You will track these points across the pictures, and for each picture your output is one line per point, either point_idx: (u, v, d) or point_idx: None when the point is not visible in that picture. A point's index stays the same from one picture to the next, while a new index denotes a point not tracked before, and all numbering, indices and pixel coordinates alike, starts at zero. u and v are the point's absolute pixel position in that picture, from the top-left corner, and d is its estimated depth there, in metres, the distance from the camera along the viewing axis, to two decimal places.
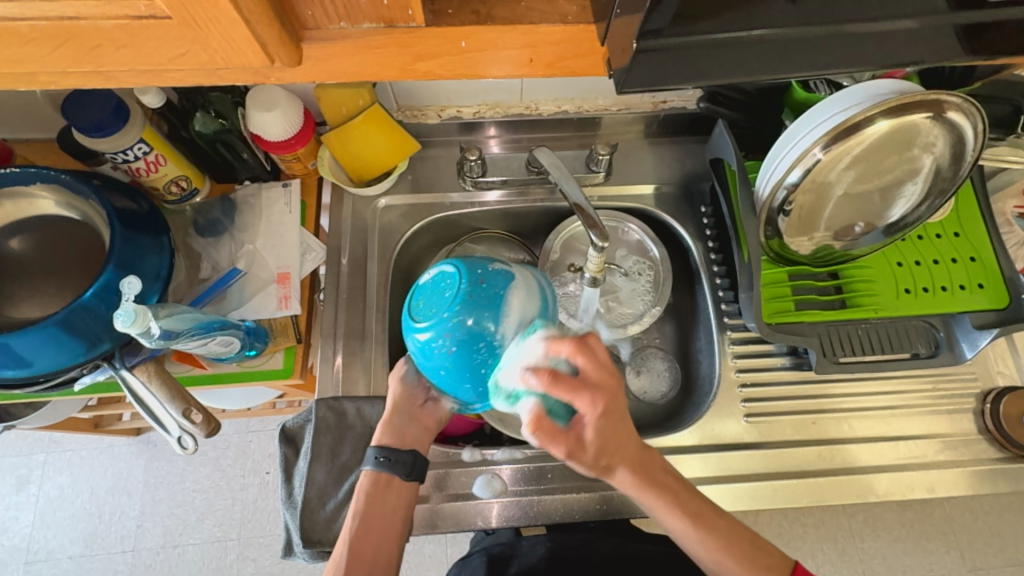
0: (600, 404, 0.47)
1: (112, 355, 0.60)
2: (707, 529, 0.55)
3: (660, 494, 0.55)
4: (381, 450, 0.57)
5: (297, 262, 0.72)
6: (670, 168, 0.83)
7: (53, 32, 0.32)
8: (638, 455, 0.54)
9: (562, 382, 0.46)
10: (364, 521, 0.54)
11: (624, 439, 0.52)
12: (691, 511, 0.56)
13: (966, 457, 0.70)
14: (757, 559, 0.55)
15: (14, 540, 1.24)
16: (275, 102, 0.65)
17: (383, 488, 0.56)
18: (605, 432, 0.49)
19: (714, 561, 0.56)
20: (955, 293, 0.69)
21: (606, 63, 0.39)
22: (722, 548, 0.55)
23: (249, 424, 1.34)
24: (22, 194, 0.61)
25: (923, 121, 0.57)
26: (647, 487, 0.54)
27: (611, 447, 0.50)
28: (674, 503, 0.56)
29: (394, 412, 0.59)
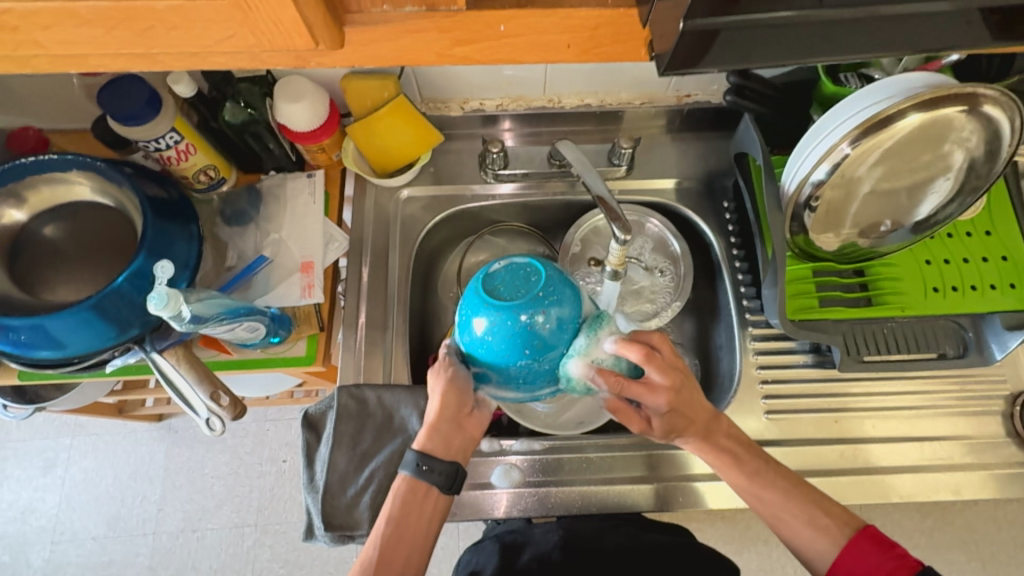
0: (663, 397, 0.53)
1: (143, 339, 0.62)
2: (764, 487, 0.57)
3: (727, 453, 0.58)
4: (423, 459, 0.54)
5: (320, 251, 0.73)
6: (693, 163, 0.82)
7: (108, 13, 0.33)
8: (706, 425, 0.58)
9: (630, 385, 0.51)
10: (395, 527, 0.54)
11: (688, 414, 0.56)
12: (750, 470, 0.57)
13: (992, 460, 0.69)
14: (815, 518, 0.55)
15: (41, 521, 1.28)
16: (303, 94, 0.66)
17: (418, 496, 0.55)
18: (673, 416, 0.56)
19: (770, 517, 0.57)
20: (985, 292, 0.68)
21: (648, 47, 0.39)
22: (782, 504, 0.56)
23: (267, 414, 1.36)
24: (60, 180, 0.62)
25: (957, 115, 0.56)
26: (708, 450, 0.58)
27: (680, 423, 0.57)
28: (736, 461, 0.58)
29: (440, 420, 0.55)
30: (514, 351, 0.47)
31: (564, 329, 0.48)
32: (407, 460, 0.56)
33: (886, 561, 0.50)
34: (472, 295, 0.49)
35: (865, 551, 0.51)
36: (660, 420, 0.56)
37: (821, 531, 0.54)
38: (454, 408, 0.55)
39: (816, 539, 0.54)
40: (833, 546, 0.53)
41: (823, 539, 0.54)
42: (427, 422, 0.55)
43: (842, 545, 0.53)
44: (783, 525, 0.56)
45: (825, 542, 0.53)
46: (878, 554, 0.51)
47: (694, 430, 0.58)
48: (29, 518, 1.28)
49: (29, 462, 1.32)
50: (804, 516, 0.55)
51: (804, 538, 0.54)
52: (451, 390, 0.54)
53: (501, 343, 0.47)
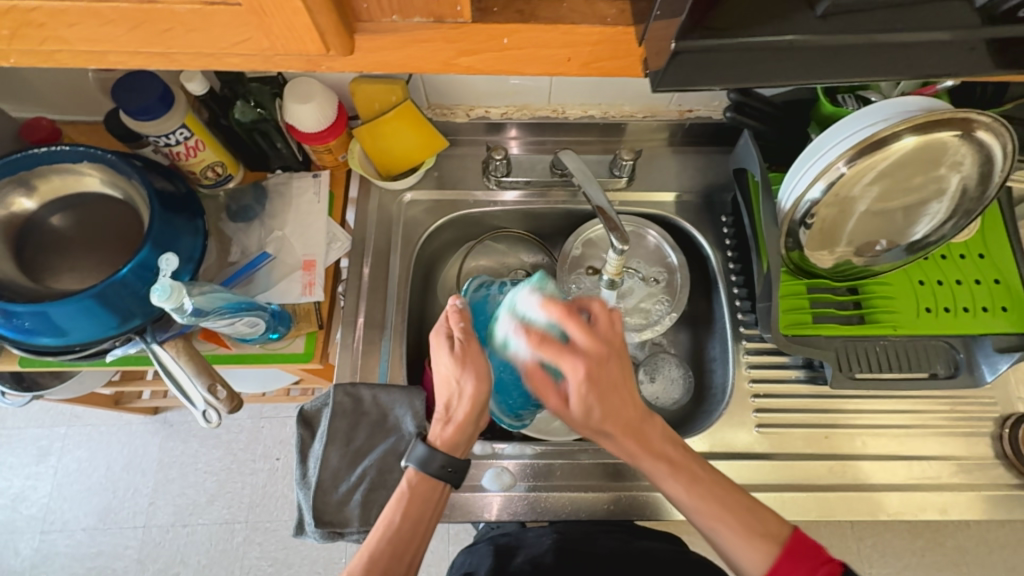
0: (580, 367, 0.53)
1: (144, 330, 0.63)
2: (701, 495, 0.55)
3: (663, 459, 0.56)
4: (449, 460, 0.58)
5: (322, 250, 0.74)
6: (692, 177, 0.83)
7: (133, 14, 0.34)
8: (636, 424, 0.56)
9: (550, 343, 0.54)
10: (411, 522, 0.56)
11: (619, 407, 0.55)
12: (686, 478, 0.56)
13: (981, 481, 0.69)
14: (750, 524, 0.53)
15: (32, 509, 1.28)
16: (311, 95, 0.68)
17: (432, 493, 0.58)
18: (591, 397, 0.53)
19: (708, 524, 0.54)
20: (976, 314, 0.69)
21: (643, 64, 0.40)
22: (716, 513, 0.54)
23: (262, 410, 1.37)
24: (70, 170, 0.64)
25: (951, 139, 0.56)
26: (643, 454, 0.56)
27: (597, 407, 0.54)
28: (674, 468, 0.56)
29: (468, 420, 0.58)
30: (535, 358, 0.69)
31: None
32: (416, 455, 0.58)
33: (818, 564, 0.50)
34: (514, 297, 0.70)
35: (800, 559, 0.50)
36: (580, 400, 0.53)
37: (755, 543, 0.52)
38: (479, 405, 0.58)
39: (749, 549, 0.52)
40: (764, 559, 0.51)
41: (756, 550, 0.52)
42: (455, 421, 0.58)
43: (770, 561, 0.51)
44: (721, 538, 0.53)
45: (758, 555, 0.52)
46: (813, 558, 0.50)
47: (619, 430, 0.56)
48: (20, 507, 1.28)
49: (23, 450, 1.32)
50: (741, 529, 0.53)
51: (740, 549, 0.52)
52: (481, 383, 0.57)
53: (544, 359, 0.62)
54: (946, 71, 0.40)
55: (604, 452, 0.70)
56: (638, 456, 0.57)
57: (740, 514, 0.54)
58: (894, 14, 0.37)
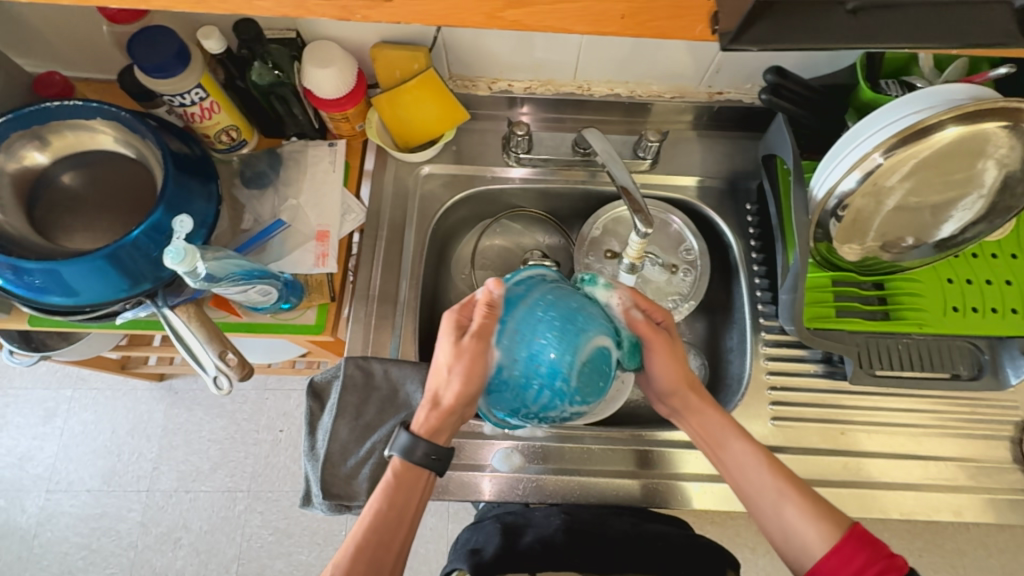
0: (670, 314, 0.61)
1: (155, 294, 0.62)
2: (768, 463, 0.56)
3: (732, 425, 0.59)
4: (431, 447, 0.57)
5: (336, 221, 0.73)
6: (718, 163, 0.81)
7: None
8: (699, 384, 0.60)
9: (642, 296, 0.60)
10: (396, 510, 0.56)
11: (689, 369, 0.60)
12: (752, 444, 0.57)
13: (996, 485, 0.68)
14: (812, 499, 0.54)
15: (38, 469, 1.29)
16: (332, 60, 0.65)
17: (415, 482, 0.57)
18: (676, 346, 0.60)
19: (774, 499, 0.55)
20: (1005, 316, 0.67)
21: (715, 19, 0.36)
22: (783, 485, 0.55)
23: (267, 382, 1.36)
24: (84, 127, 0.62)
25: (997, 130, 0.54)
26: (714, 419, 0.59)
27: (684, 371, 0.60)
28: (740, 433, 0.58)
29: (448, 411, 0.56)
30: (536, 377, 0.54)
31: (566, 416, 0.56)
32: (400, 443, 0.57)
33: (875, 562, 0.49)
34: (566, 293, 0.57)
35: (855, 554, 0.49)
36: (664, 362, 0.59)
37: (817, 521, 0.52)
38: (466, 399, 0.56)
39: (819, 524, 0.52)
40: (830, 533, 0.51)
41: (824, 522, 0.52)
42: (434, 408, 0.56)
43: (833, 539, 0.51)
44: (784, 511, 0.54)
45: (816, 533, 0.52)
46: (869, 555, 0.49)
47: (700, 387, 0.60)
48: (26, 466, 1.29)
49: (29, 410, 1.33)
50: (805, 504, 0.53)
51: (806, 519, 0.53)
52: (470, 380, 0.54)
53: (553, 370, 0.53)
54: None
55: (613, 438, 0.69)
56: (706, 422, 0.59)
57: (807, 489, 0.55)
58: None
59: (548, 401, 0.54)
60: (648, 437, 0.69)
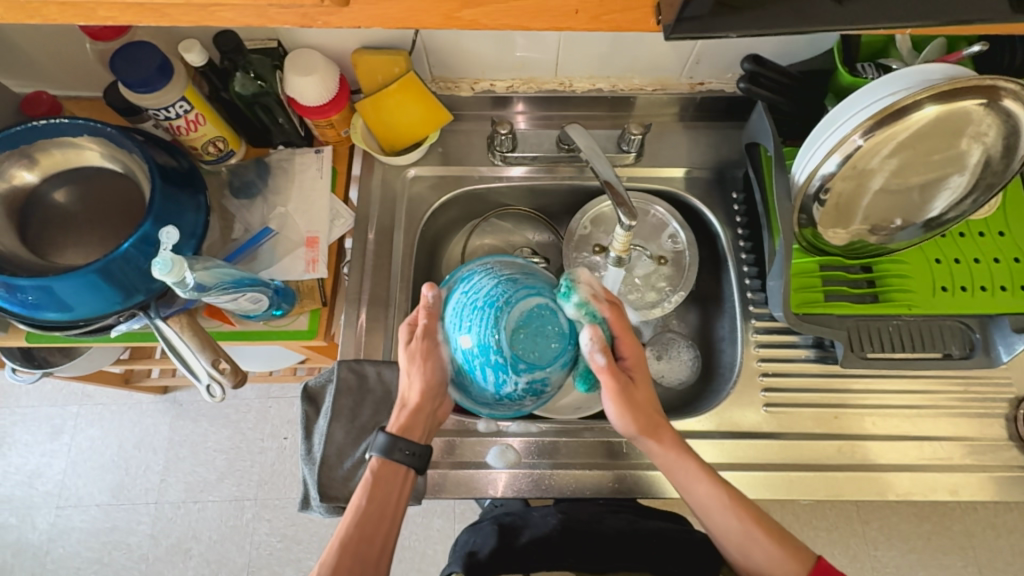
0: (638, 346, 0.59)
1: (147, 306, 0.63)
2: (739, 516, 0.56)
3: (698, 468, 0.58)
4: (407, 445, 0.58)
5: (326, 227, 0.73)
6: (703, 153, 0.81)
7: None
8: (671, 463, 0.58)
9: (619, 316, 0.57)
10: (377, 505, 0.57)
11: (648, 415, 0.58)
12: (716, 498, 0.57)
13: (993, 463, 0.68)
14: (789, 551, 0.56)
15: (48, 485, 1.30)
16: (314, 67, 0.66)
17: (396, 478, 0.59)
18: (640, 395, 0.58)
19: (738, 546, 0.57)
20: (995, 294, 0.67)
21: (657, 12, 0.38)
22: (779, 543, 0.56)
23: (270, 390, 1.38)
24: (70, 144, 0.63)
25: (975, 108, 0.54)
26: (685, 483, 0.58)
27: (649, 424, 0.58)
28: (706, 477, 0.57)
29: (417, 410, 0.59)
30: (485, 370, 0.50)
31: (527, 389, 0.51)
32: (376, 443, 0.59)
33: None
34: (489, 275, 0.54)
35: None
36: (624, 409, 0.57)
37: (791, 554, 0.55)
38: (430, 394, 0.59)
39: (785, 563, 0.55)
40: (800, 569, 0.55)
41: (795, 561, 0.55)
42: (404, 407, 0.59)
43: None
44: (751, 554, 0.56)
45: (793, 565, 0.55)
46: None
47: (667, 428, 0.58)
48: (36, 483, 1.31)
49: (37, 428, 1.35)
50: (778, 544, 0.56)
51: (773, 562, 0.55)
52: (429, 377, 0.58)
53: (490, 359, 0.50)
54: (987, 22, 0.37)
55: (609, 430, 0.69)
56: (672, 465, 0.58)
57: (773, 526, 0.57)
58: None
59: (496, 379, 0.50)
60: None
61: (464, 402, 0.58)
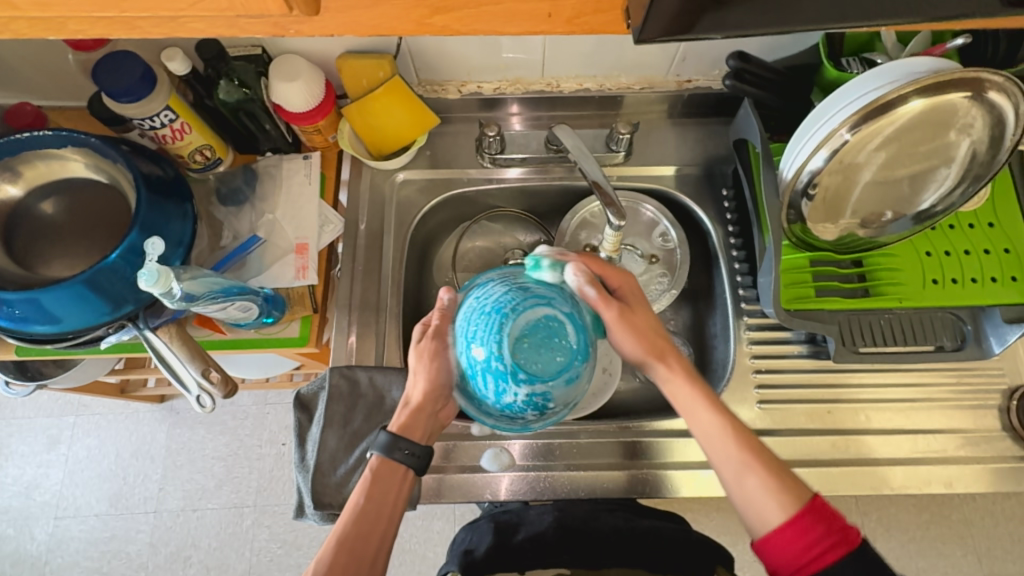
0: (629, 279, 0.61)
1: (136, 316, 0.62)
2: (738, 432, 0.54)
3: (702, 393, 0.56)
4: (406, 445, 0.59)
5: (314, 233, 0.73)
6: (692, 150, 0.81)
7: None
8: (675, 354, 0.59)
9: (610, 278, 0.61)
10: (376, 502, 0.56)
11: (650, 332, 0.59)
12: (720, 413, 0.55)
13: (988, 454, 0.68)
14: (772, 474, 0.51)
15: (45, 497, 1.30)
16: (298, 73, 0.66)
17: (395, 476, 0.58)
18: (639, 328, 0.58)
19: (736, 467, 0.53)
20: (985, 286, 0.67)
21: (627, 16, 0.37)
22: (751, 451, 0.53)
23: (266, 396, 1.37)
24: (54, 155, 0.62)
25: (961, 100, 0.54)
26: (689, 381, 0.57)
27: (648, 336, 0.59)
28: (710, 404, 0.56)
29: (419, 409, 0.60)
30: (490, 385, 0.50)
31: (528, 403, 0.50)
32: (380, 441, 0.59)
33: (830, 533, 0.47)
34: (502, 283, 0.54)
35: (812, 525, 0.47)
36: (631, 326, 0.58)
37: (779, 491, 0.50)
38: (433, 396, 0.60)
39: (781, 494, 0.50)
40: (783, 508, 0.49)
41: (789, 490, 0.50)
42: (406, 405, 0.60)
43: (789, 513, 0.49)
44: (746, 480, 0.52)
45: (774, 506, 0.50)
46: (826, 523, 0.48)
47: (673, 353, 0.59)
48: (33, 494, 1.30)
49: (34, 439, 1.34)
50: (769, 482, 0.51)
51: (771, 493, 0.50)
52: (434, 378, 0.59)
53: (494, 370, 0.49)
54: (965, 18, 0.36)
55: (603, 431, 0.69)
56: (676, 390, 0.57)
57: (772, 461, 0.53)
58: None
59: (496, 387, 0.49)
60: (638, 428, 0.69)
61: (469, 412, 0.55)
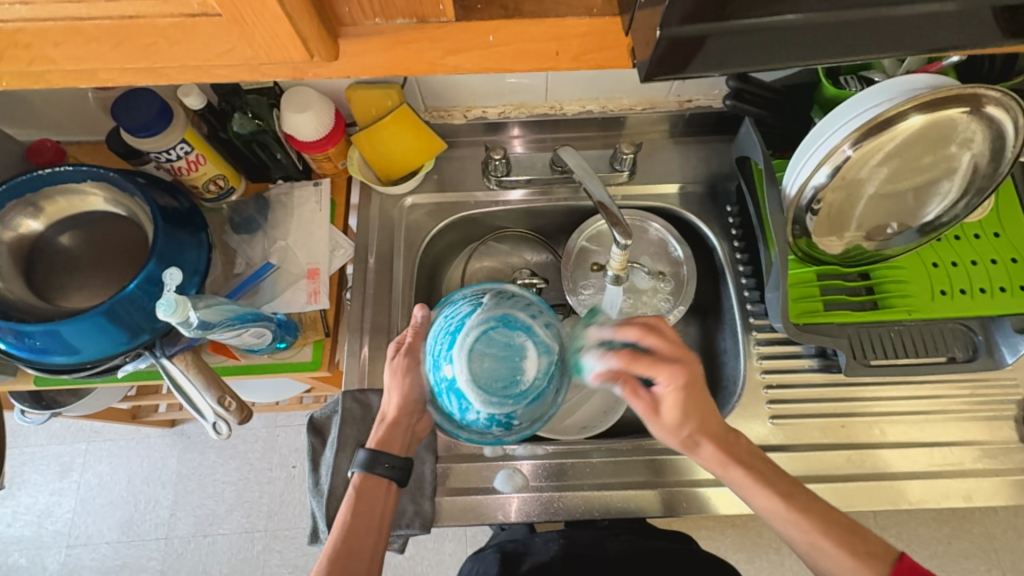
0: (677, 375, 0.54)
1: (153, 345, 0.63)
2: (802, 510, 0.53)
3: (751, 475, 0.55)
4: (381, 456, 0.60)
5: (326, 258, 0.74)
6: (695, 167, 0.82)
7: (114, 30, 0.34)
8: (724, 434, 0.57)
9: (635, 362, 0.54)
10: (362, 519, 0.58)
11: (706, 410, 0.56)
12: (779, 490, 0.55)
13: (1007, 466, 0.67)
14: (855, 544, 0.51)
15: (57, 525, 1.30)
16: (308, 103, 0.68)
17: (379, 491, 0.60)
18: (687, 404, 0.55)
19: (807, 543, 0.53)
20: (994, 295, 0.67)
21: (631, 54, 0.38)
22: (819, 529, 0.53)
23: (277, 419, 1.38)
24: (74, 190, 0.64)
25: (959, 116, 0.55)
26: (730, 465, 0.56)
27: (690, 416, 0.55)
28: (761, 484, 0.55)
29: (394, 424, 0.62)
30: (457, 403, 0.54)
31: (491, 418, 0.54)
32: (360, 458, 0.61)
33: None
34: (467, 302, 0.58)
35: None
36: (671, 407, 0.55)
37: (863, 560, 0.50)
38: (408, 408, 0.62)
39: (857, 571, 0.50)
40: None
41: (866, 569, 0.50)
42: (381, 420, 0.62)
43: None
44: (821, 553, 0.52)
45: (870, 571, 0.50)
46: None
47: (717, 437, 0.57)
48: (45, 522, 1.30)
49: (46, 467, 1.35)
50: (847, 545, 0.51)
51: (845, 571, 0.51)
52: (407, 393, 0.61)
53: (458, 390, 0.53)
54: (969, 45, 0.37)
55: (617, 449, 0.69)
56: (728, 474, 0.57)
57: (841, 528, 0.53)
58: None
59: (461, 403, 0.54)
60: (649, 447, 0.69)
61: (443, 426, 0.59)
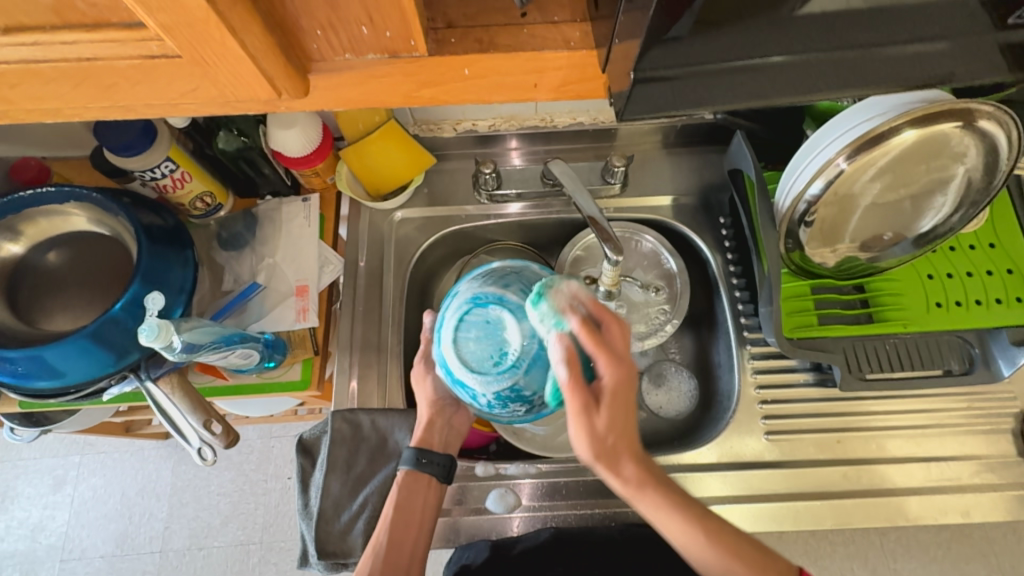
0: (621, 369, 0.48)
1: (138, 367, 0.62)
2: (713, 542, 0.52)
3: (660, 499, 0.51)
4: (421, 452, 0.61)
5: (314, 274, 0.74)
6: (688, 178, 0.81)
7: (72, 72, 0.33)
8: (636, 458, 0.50)
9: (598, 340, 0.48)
10: (403, 514, 0.59)
11: (628, 429, 0.49)
12: (688, 518, 0.52)
13: (1005, 480, 0.67)
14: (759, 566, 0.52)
15: (51, 539, 1.29)
16: (295, 120, 0.66)
17: (421, 486, 0.61)
18: (617, 414, 0.48)
19: (721, 571, 0.51)
20: (989, 307, 0.66)
21: (608, 90, 0.38)
22: (728, 558, 0.52)
23: (272, 430, 1.37)
24: (56, 211, 0.63)
25: (953, 130, 0.54)
26: (645, 493, 0.51)
27: (620, 424, 0.48)
28: (671, 508, 0.51)
29: (432, 423, 0.63)
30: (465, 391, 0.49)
31: (499, 398, 0.48)
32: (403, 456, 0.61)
33: None
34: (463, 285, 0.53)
35: None
36: (608, 415, 0.47)
37: None
38: (441, 406, 0.63)
39: None
40: None
41: None
42: (421, 420, 0.63)
43: None
44: None
45: None
46: None
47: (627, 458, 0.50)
48: (39, 536, 1.29)
49: (39, 480, 1.34)
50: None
51: None
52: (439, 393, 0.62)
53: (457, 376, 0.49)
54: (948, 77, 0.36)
55: None
56: (640, 503, 0.51)
57: (750, 555, 0.52)
58: (883, 25, 0.34)
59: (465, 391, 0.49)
60: None
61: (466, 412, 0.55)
